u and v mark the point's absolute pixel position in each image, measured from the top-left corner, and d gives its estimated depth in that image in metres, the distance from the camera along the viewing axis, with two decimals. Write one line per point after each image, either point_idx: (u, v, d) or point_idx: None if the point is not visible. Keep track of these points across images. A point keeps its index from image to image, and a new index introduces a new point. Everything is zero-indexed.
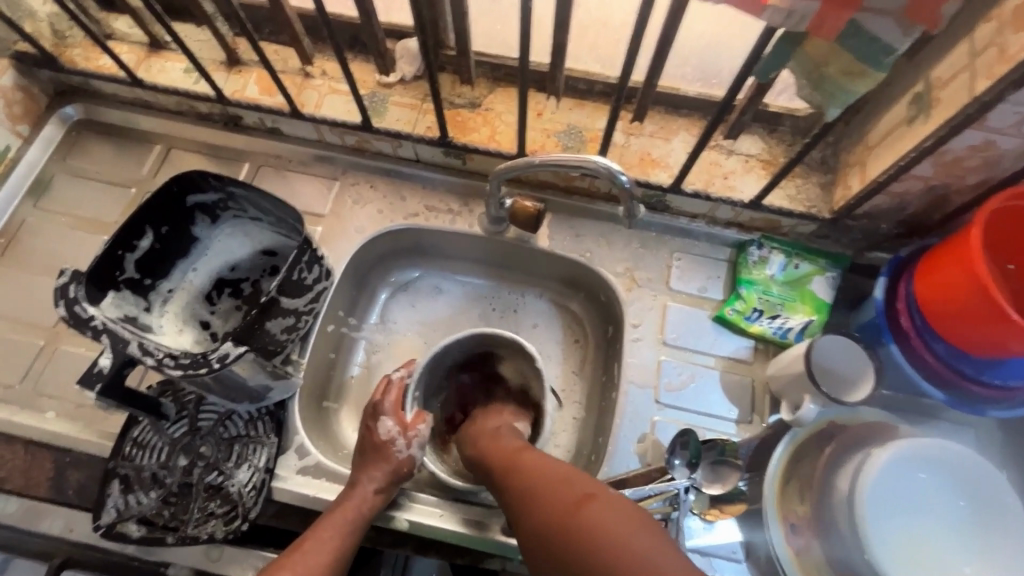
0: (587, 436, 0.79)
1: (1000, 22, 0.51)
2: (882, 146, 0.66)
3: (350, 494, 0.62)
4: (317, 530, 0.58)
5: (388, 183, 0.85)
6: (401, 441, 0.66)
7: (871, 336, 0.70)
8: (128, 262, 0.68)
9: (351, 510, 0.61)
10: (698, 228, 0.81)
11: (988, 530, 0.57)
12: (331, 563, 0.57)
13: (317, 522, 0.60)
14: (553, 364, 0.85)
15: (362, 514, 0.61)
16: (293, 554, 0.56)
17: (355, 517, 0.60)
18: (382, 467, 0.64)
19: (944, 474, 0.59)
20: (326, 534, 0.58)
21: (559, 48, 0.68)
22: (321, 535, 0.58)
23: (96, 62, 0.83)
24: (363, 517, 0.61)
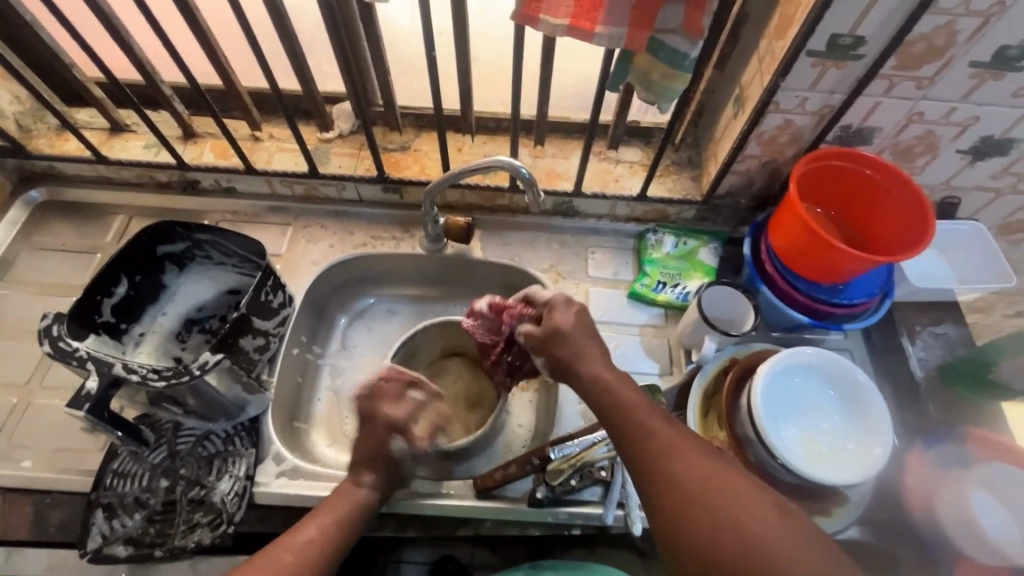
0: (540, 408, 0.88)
1: (768, 36, 0.71)
2: (723, 138, 0.85)
3: (347, 491, 0.66)
4: (314, 519, 0.62)
5: (338, 223, 0.97)
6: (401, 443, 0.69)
7: (750, 286, 0.86)
8: (105, 306, 0.75)
9: (344, 500, 0.65)
10: (605, 225, 0.97)
11: (855, 412, 0.71)
12: (328, 546, 0.60)
13: (315, 512, 0.63)
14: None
15: (359, 504, 0.65)
16: (294, 536, 0.59)
17: (353, 507, 0.64)
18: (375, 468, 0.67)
19: (822, 379, 0.73)
20: (326, 521, 0.62)
21: (465, 92, 0.85)
22: (321, 520, 0.61)
23: (62, 147, 0.93)
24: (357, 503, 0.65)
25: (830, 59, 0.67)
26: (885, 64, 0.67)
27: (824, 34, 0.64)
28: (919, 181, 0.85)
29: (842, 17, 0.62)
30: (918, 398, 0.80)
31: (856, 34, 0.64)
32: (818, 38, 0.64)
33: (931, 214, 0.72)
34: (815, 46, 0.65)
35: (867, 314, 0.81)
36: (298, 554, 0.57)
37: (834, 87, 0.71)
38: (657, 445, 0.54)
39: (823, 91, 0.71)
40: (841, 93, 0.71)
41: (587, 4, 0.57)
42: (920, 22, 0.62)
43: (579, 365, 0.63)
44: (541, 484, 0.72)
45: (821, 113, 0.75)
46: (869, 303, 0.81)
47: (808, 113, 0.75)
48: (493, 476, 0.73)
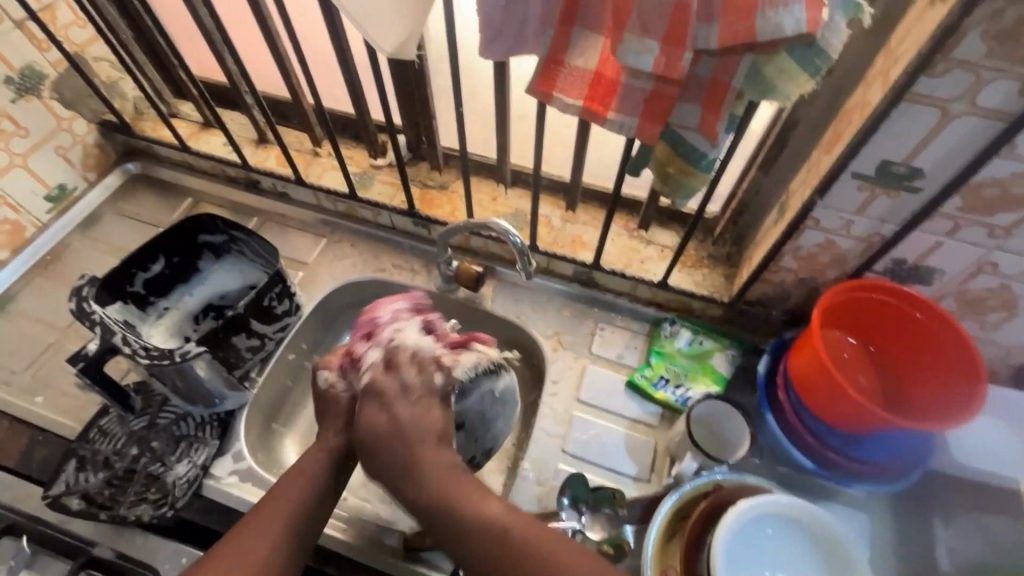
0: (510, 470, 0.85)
1: (819, 147, 0.65)
2: (760, 243, 0.78)
3: (298, 468, 0.63)
4: (277, 499, 0.59)
5: (366, 244, 1.01)
6: (340, 382, 0.69)
7: (755, 413, 0.79)
8: (139, 279, 0.84)
9: (296, 483, 0.61)
10: (622, 303, 0.92)
11: None
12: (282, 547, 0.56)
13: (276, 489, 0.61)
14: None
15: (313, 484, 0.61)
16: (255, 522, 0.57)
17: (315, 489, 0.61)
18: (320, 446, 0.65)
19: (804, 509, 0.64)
20: (288, 498, 0.59)
21: (502, 148, 0.86)
22: (282, 500, 0.59)
23: (160, 132, 1.07)
24: (308, 487, 0.61)
25: (880, 185, 0.60)
26: (947, 202, 0.58)
27: (872, 158, 0.57)
28: (990, 339, 0.72)
29: (895, 144, 0.55)
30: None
31: (912, 165, 0.57)
32: (864, 162, 0.58)
33: (982, 392, 0.61)
34: (861, 169, 0.59)
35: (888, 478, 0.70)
36: (260, 560, 0.54)
37: (885, 216, 0.63)
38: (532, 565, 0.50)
39: (871, 218, 0.64)
40: (893, 224, 0.63)
41: (601, 89, 0.54)
42: (990, 164, 0.54)
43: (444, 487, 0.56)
44: (466, 562, 0.70)
45: (869, 240, 0.66)
46: (894, 466, 0.70)
47: (853, 238, 0.67)
48: (424, 539, 0.70)
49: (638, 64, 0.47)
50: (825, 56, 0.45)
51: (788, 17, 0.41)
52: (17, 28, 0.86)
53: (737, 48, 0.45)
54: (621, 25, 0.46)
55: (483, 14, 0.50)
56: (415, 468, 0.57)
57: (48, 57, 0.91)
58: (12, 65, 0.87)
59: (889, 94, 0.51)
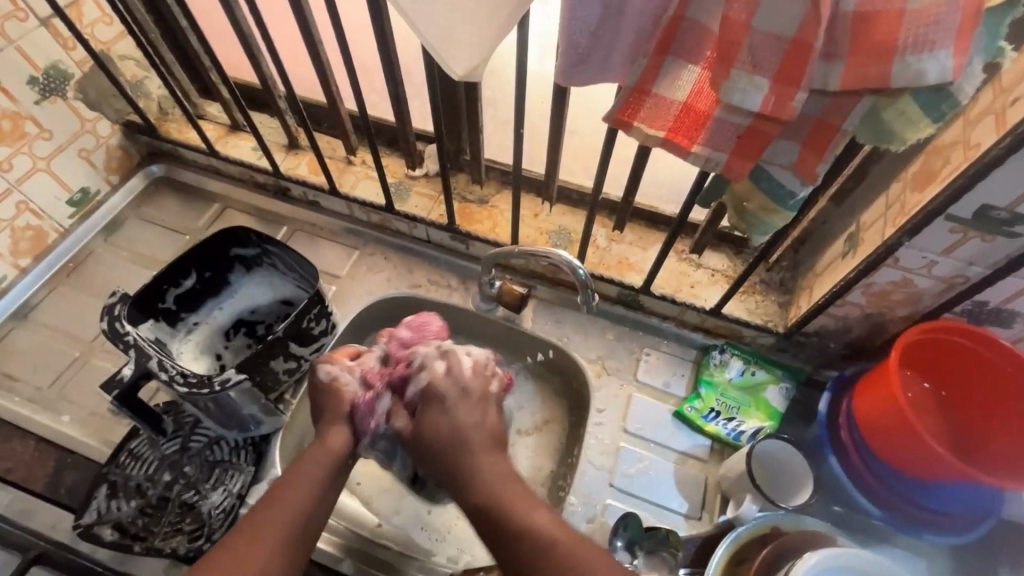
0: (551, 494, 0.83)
1: (904, 182, 0.61)
2: (825, 274, 0.75)
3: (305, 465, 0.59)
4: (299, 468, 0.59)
5: (400, 258, 0.98)
6: (345, 377, 0.67)
7: (812, 448, 0.76)
8: (170, 295, 0.80)
9: (301, 484, 0.57)
10: (668, 328, 0.89)
11: None
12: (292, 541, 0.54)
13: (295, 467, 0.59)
14: (523, 435, 0.88)
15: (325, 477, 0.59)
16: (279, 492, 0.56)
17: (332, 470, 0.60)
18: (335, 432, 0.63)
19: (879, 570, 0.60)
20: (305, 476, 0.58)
21: (552, 165, 0.82)
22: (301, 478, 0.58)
23: (186, 134, 1.02)
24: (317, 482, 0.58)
25: (975, 228, 0.56)
26: None
27: (973, 201, 0.53)
28: None
29: (1001, 189, 0.52)
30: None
31: (1016, 211, 0.53)
32: (963, 204, 0.54)
33: None
34: (958, 211, 0.55)
35: (958, 529, 0.68)
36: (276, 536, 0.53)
37: (974, 258, 0.59)
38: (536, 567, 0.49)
39: (958, 260, 0.60)
40: (981, 267, 0.60)
41: (688, 121, 0.50)
42: None
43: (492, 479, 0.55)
44: None
45: (951, 281, 0.63)
46: (962, 517, 0.68)
47: (934, 278, 0.63)
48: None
49: (744, 103, 0.43)
50: (954, 101, 0.41)
51: (932, 64, 0.38)
52: (43, 25, 0.81)
53: (859, 91, 0.41)
54: (729, 59, 0.42)
55: (570, 39, 0.46)
56: (464, 455, 0.57)
57: (73, 55, 0.87)
58: (38, 64, 0.83)
59: (1006, 137, 0.48)
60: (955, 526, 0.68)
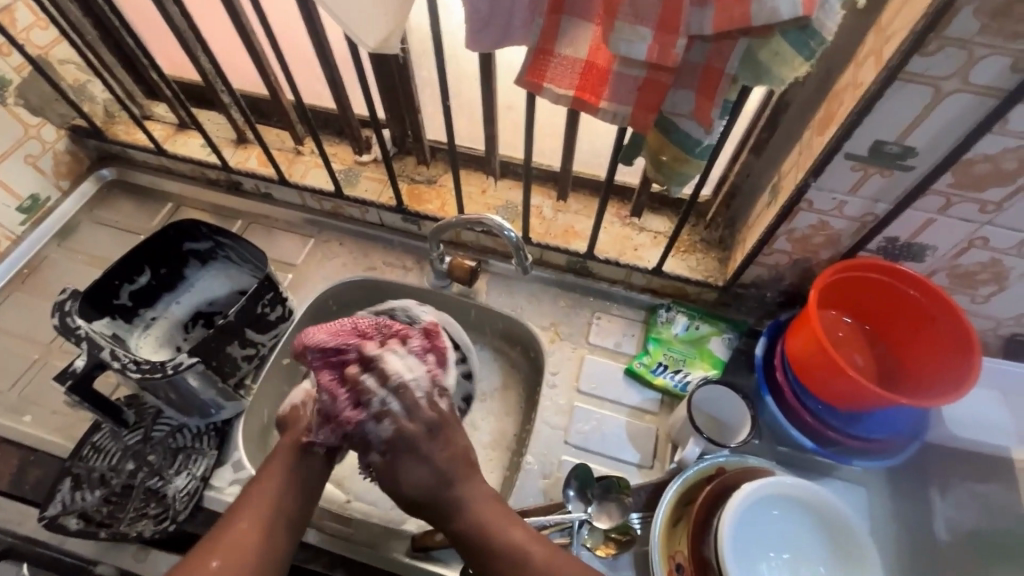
0: (513, 457, 0.86)
1: (812, 128, 0.65)
2: (754, 225, 0.78)
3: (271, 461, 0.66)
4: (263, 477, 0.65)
5: (355, 242, 1.00)
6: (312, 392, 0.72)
7: (755, 395, 0.79)
8: (124, 291, 0.82)
9: (263, 487, 0.64)
10: (617, 291, 0.92)
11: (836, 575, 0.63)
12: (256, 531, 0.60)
13: (261, 473, 0.65)
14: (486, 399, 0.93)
15: (297, 482, 0.65)
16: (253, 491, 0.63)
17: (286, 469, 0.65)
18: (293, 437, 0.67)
19: (784, 485, 0.65)
20: (270, 478, 0.64)
21: (491, 137, 0.85)
22: (267, 479, 0.64)
23: (134, 136, 1.03)
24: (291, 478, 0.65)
25: (873, 165, 0.60)
26: (939, 180, 0.58)
27: (865, 139, 0.57)
28: (978, 311, 0.74)
29: (886, 124, 0.55)
30: (925, 564, 0.70)
31: (905, 144, 0.57)
32: (856, 141, 0.57)
33: (975, 366, 0.63)
34: (854, 149, 0.59)
35: (889, 453, 0.71)
36: (247, 537, 0.60)
37: (878, 195, 0.63)
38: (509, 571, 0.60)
39: (864, 198, 0.64)
40: (886, 203, 0.63)
41: (593, 77, 0.53)
42: (983, 140, 0.54)
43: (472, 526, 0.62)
44: None
45: (863, 220, 0.67)
46: (892, 442, 0.72)
47: (846, 218, 0.67)
48: (433, 538, 0.70)
49: (631, 52, 0.46)
50: (820, 38, 0.44)
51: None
52: None
53: (732, 33, 0.45)
54: (614, 13, 0.45)
55: (470, 5, 0.49)
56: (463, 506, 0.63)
57: (10, 61, 0.87)
58: None
59: (882, 73, 0.51)
60: (886, 450, 0.72)
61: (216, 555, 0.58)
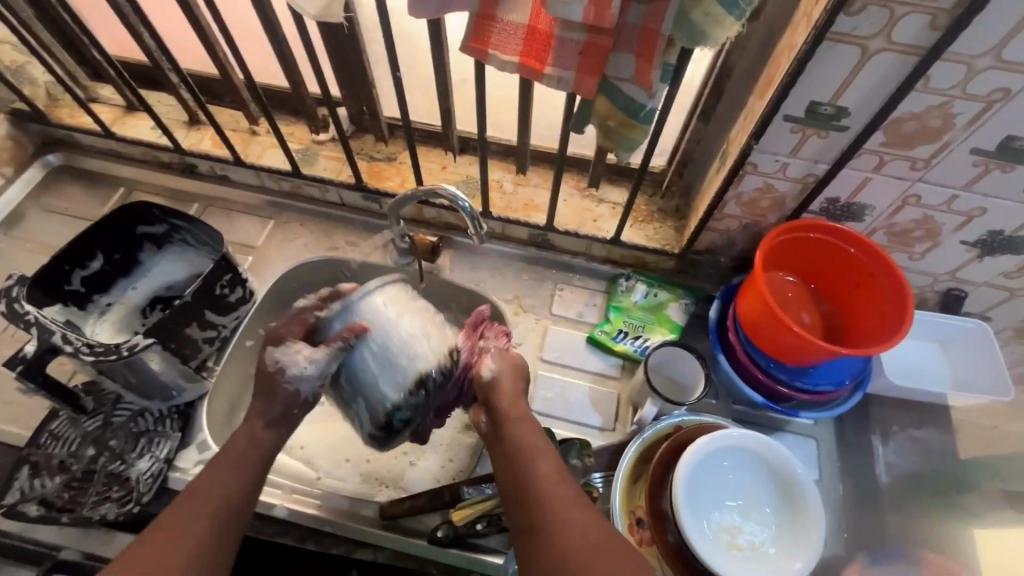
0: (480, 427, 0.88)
1: (754, 93, 0.66)
2: (706, 192, 0.80)
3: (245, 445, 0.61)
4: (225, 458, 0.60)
5: (316, 222, 0.99)
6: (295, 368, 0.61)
7: (708, 358, 0.83)
8: (76, 277, 0.80)
9: (227, 469, 0.59)
10: (578, 263, 0.94)
11: (784, 524, 0.66)
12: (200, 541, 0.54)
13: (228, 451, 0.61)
14: None
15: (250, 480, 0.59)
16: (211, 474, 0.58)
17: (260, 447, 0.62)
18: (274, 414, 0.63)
19: (733, 438, 0.68)
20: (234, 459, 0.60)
21: (447, 112, 0.85)
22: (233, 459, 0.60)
23: (79, 119, 0.99)
24: (238, 467, 0.59)
25: (811, 125, 0.62)
26: (872, 138, 0.61)
27: (801, 99, 0.59)
28: (915, 268, 0.77)
29: (820, 84, 0.58)
30: (869, 505, 0.74)
31: (838, 104, 0.59)
32: (793, 102, 0.60)
33: (908, 315, 0.66)
34: (792, 111, 0.61)
35: (835, 404, 0.75)
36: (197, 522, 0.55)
37: (817, 155, 0.65)
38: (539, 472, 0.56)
39: (805, 159, 0.66)
40: (825, 163, 0.66)
41: (537, 43, 0.54)
42: (908, 97, 0.56)
43: (507, 413, 0.60)
44: (442, 522, 0.70)
45: (804, 181, 0.69)
46: (837, 393, 0.75)
47: (790, 180, 0.69)
48: (400, 506, 0.71)
49: (567, 14, 0.46)
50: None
51: None
52: None
53: None
54: None
55: None
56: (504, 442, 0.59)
57: None
58: None
59: (812, 33, 0.53)
60: (831, 401, 0.75)
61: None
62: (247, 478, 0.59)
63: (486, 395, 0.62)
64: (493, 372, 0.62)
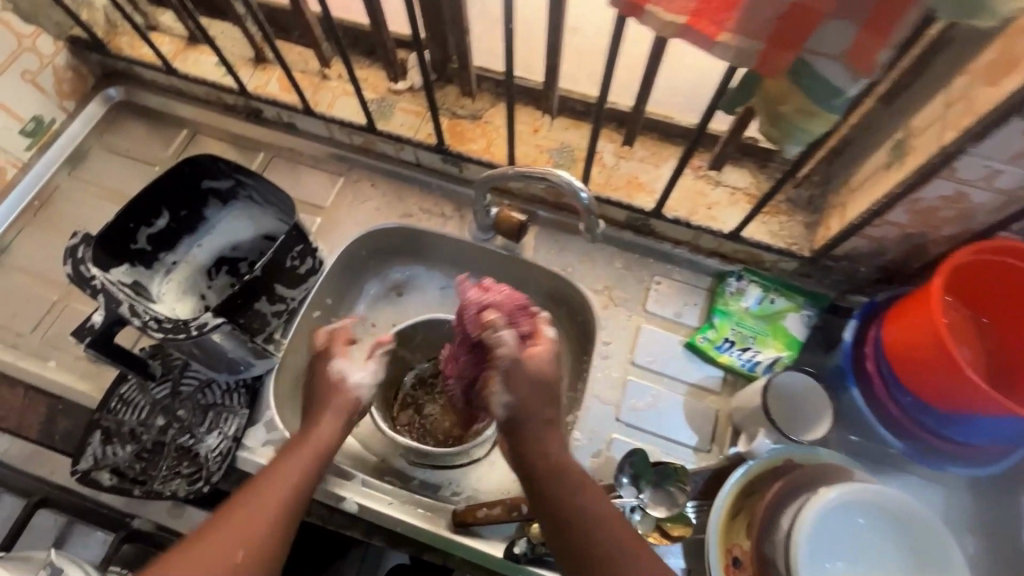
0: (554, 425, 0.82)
1: (972, 75, 0.51)
2: (862, 191, 0.66)
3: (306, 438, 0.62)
4: (293, 452, 0.60)
5: (388, 183, 0.89)
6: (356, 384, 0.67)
7: (835, 378, 0.71)
8: (142, 235, 0.74)
9: (290, 467, 0.59)
10: (680, 254, 0.82)
11: None
12: (279, 519, 0.55)
13: (293, 445, 0.61)
14: None
15: (322, 454, 0.61)
16: (279, 470, 0.58)
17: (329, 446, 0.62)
18: (335, 408, 0.65)
19: (874, 493, 0.58)
20: (306, 453, 0.60)
21: (553, 69, 0.71)
22: (303, 452, 0.60)
23: (139, 50, 0.91)
24: (308, 463, 0.60)
25: None
26: None
27: None
28: None
29: None
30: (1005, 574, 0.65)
31: None
32: None
33: None
34: None
35: (984, 460, 0.64)
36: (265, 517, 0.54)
37: None
38: (595, 536, 0.54)
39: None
40: None
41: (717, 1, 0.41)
42: None
43: (523, 422, 0.61)
44: (521, 538, 0.65)
45: (1015, 193, 0.54)
46: (991, 448, 0.64)
47: (995, 191, 0.55)
48: (475, 514, 0.66)
49: None
50: None
51: None
52: None
53: None
54: None
55: None
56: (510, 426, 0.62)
57: None
58: None
59: None
60: (981, 457, 0.64)
61: (241, 543, 0.52)
62: (314, 473, 0.59)
63: (513, 425, 0.61)
64: (505, 405, 0.61)
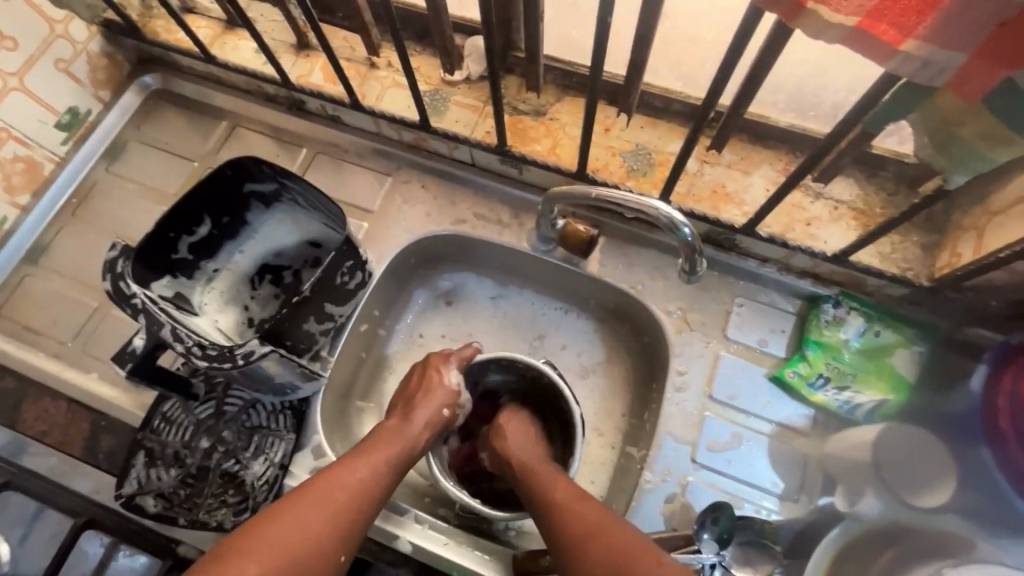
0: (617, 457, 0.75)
1: None
2: (1009, 215, 0.56)
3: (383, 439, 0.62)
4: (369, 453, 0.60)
5: (440, 185, 0.81)
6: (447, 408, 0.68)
7: (962, 434, 0.58)
8: (183, 244, 0.69)
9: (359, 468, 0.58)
10: (767, 273, 0.72)
11: None
12: (348, 521, 0.55)
13: (366, 447, 0.61)
14: (590, 377, 0.80)
15: (405, 452, 0.62)
16: (354, 466, 0.58)
17: (404, 452, 0.62)
18: (423, 416, 0.66)
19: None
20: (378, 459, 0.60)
21: (637, 62, 0.62)
22: (374, 458, 0.60)
23: (176, 36, 0.85)
24: (382, 467, 0.60)
25: None
26: None
27: None
28: None
29: None
30: None
31: None
32: None
33: None
34: None
35: None
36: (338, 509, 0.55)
37: None
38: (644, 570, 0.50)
39: None
40: None
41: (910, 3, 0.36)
42: None
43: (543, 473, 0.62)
44: None
45: None
46: None
47: None
48: (537, 563, 0.60)
49: None
50: None
51: None
52: None
53: None
54: None
55: None
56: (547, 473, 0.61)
57: None
58: None
59: None
60: None
61: (343, 549, 0.54)
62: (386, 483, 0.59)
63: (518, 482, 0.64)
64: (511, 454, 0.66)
